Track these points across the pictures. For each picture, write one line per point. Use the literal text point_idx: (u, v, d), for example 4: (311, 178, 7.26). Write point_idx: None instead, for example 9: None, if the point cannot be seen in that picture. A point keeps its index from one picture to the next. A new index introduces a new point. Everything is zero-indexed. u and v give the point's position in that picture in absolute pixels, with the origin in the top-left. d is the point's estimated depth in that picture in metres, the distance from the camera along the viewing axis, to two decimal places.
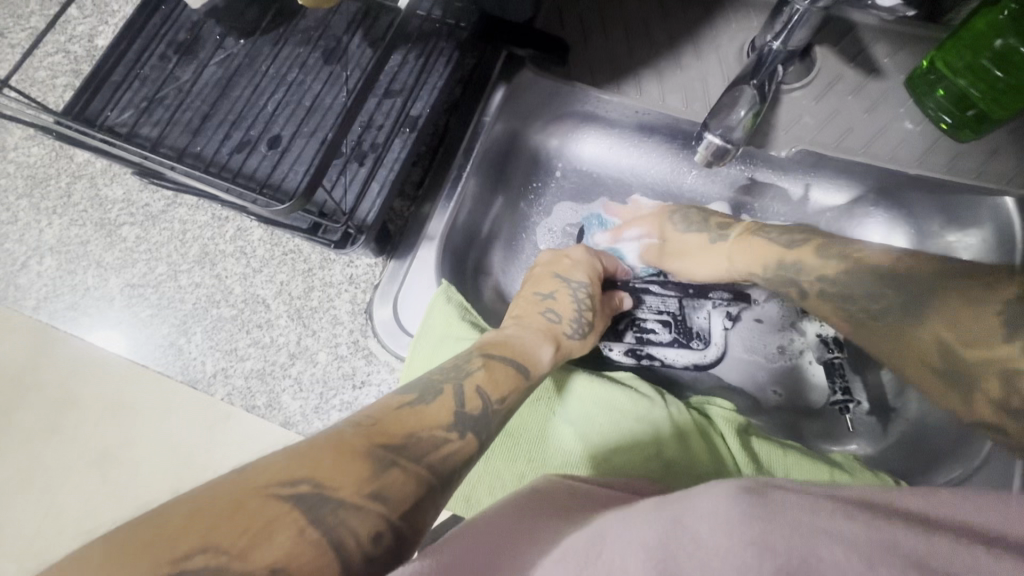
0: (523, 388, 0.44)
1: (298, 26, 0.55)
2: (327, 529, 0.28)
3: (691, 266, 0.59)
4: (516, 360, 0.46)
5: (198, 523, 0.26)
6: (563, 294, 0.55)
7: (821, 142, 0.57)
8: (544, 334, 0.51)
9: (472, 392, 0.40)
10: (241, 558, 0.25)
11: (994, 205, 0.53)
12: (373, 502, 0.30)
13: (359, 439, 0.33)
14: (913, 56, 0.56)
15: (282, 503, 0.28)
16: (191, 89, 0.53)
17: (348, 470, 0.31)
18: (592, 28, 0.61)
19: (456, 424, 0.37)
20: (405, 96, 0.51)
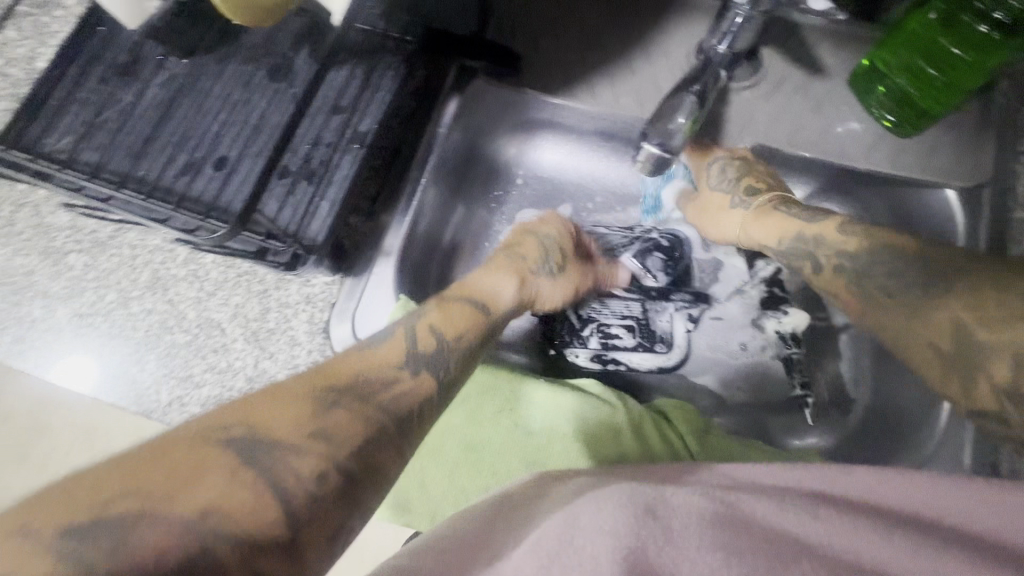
0: (479, 323, 0.48)
1: (243, 43, 0.54)
2: (248, 463, 0.31)
3: (715, 214, 0.61)
4: (476, 300, 0.51)
5: (114, 482, 0.28)
6: (533, 242, 0.58)
7: (772, 140, 0.58)
8: (508, 271, 0.55)
9: (425, 331, 0.44)
10: (159, 507, 0.28)
11: (938, 197, 0.55)
12: (309, 442, 0.33)
13: (266, 403, 0.35)
14: (855, 54, 0.57)
15: (197, 453, 0.31)
16: (134, 111, 0.52)
17: (272, 412, 0.35)
18: (543, 36, 0.61)
19: (407, 363, 0.41)
20: (352, 113, 0.51)
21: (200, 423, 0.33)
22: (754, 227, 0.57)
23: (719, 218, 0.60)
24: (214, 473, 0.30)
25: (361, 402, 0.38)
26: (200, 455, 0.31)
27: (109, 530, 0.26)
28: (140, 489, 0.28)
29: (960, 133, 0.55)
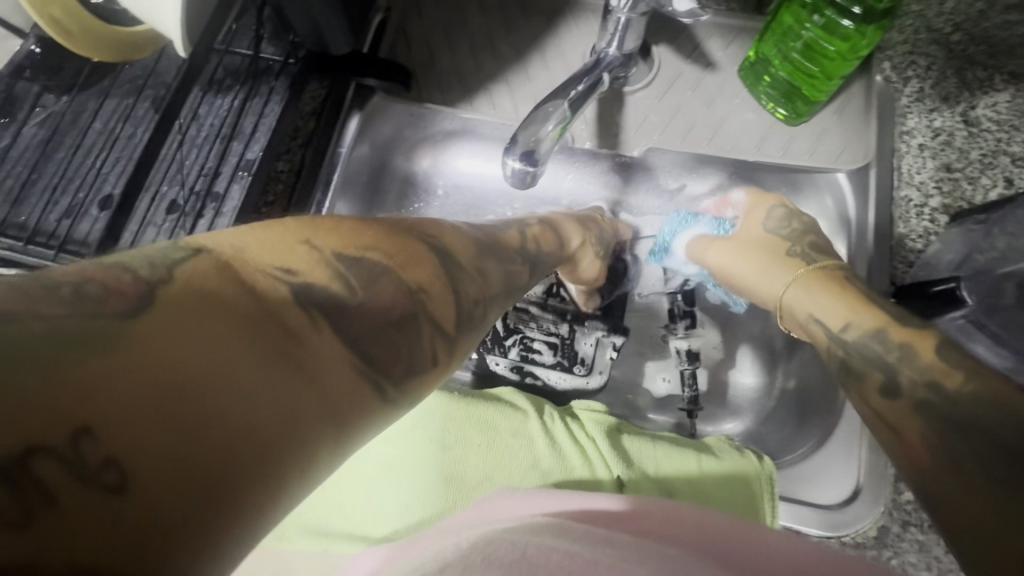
0: (556, 256, 0.51)
1: (123, 75, 0.53)
2: (315, 302, 0.26)
3: (756, 261, 0.53)
4: (563, 232, 0.53)
5: (184, 300, 0.22)
6: (585, 215, 0.58)
7: (667, 139, 0.59)
8: (574, 226, 0.55)
9: (531, 236, 0.49)
10: (213, 337, 0.21)
11: (832, 181, 0.57)
12: (365, 309, 0.28)
13: (334, 242, 0.30)
14: (743, 47, 0.59)
15: (256, 290, 0.25)
16: (10, 154, 0.50)
17: (342, 236, 0.30)
18: (440, 50, 0.61)
19: (469, 234, 0.40)
20: (237, 140, 0.50)
21: (277, 241, 0.28)
22: (808, 283, 0.47)
23: (756, 244, 0.54)
24: (283, 308, 0.25)
25: (446, 260, 0.35)
26: (291, 255, 0.28)
27: (159, 321, 0.21)
28: (206, 307, 0.22)
29: (847, 117, 0.58)
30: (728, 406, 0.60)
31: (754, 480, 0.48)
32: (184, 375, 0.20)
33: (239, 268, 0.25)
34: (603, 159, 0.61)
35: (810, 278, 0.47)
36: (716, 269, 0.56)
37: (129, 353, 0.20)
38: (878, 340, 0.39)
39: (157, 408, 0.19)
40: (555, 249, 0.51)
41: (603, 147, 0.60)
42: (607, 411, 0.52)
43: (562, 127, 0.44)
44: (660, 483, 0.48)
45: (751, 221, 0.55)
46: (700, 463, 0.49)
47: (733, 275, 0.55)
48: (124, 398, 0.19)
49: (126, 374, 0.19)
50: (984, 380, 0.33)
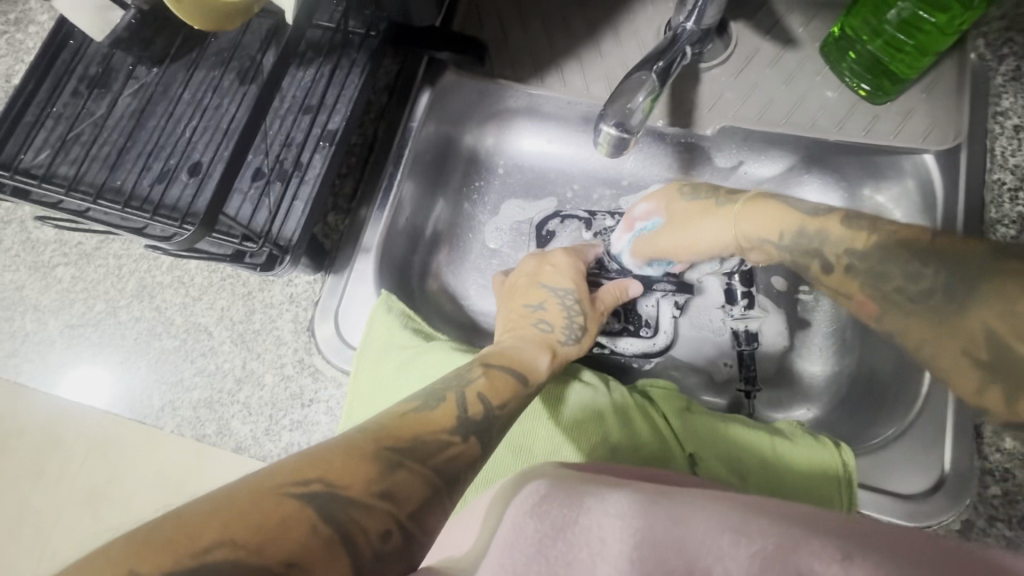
0: (523, 395, 0.43)
1: (211, 48, 0.54)
2: (338, 534, 0.28)
3: (691, 226, 0.56)
4: (514, 369, 0.46)
5: (234, 514, 0.27)
6: (552, 304, 0.55)
7: (744, 117, 0.57)
8: (538, 344, 0.51)
9: (474, 398, 0.40)
10: (257, 552, 0.26)
11: (915, 162, 0.54)
12: (380, 501, 0.30)
13: (366, 440, 0.33)
14: (825, 23, 0.57)
15: (297, 501, 0.28)
16: (107, 123, 0.52)
17: (361, 468, 0.31)
18: (512, 26, 0.61)
19: (460, 427, 0.37)
20: (320, 111, 0.51)
21: (332, 459, 0.31)
22: (749, 213, 0.54)
23: (706, 227, 0.56)
24: (251, 557, 0.26)
25: (418, 445, 0.34)
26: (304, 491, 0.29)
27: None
28: (259, 519, 0.27)
29: (938, 96, 0.55)
30: (794, 393, 0.59)
31: (830, 466, 0.46)
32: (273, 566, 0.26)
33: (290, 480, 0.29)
34: (643, 142, 0.62)
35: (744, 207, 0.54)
36: (678, 251, 0.58)
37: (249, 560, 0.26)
38: (806, 236, 0.52)
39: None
40: (506, 395, 0.42)
41: (673, 129, 0.59)
42: (676, 389, 0.52)
43: (652, 98, 0.44)
44: (732, 463, 0.47)
45: (671, 199, 0.58)
46: (775, 445, 0.48)
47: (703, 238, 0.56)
48: None
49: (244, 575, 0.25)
50: (880, 230, 0.49)
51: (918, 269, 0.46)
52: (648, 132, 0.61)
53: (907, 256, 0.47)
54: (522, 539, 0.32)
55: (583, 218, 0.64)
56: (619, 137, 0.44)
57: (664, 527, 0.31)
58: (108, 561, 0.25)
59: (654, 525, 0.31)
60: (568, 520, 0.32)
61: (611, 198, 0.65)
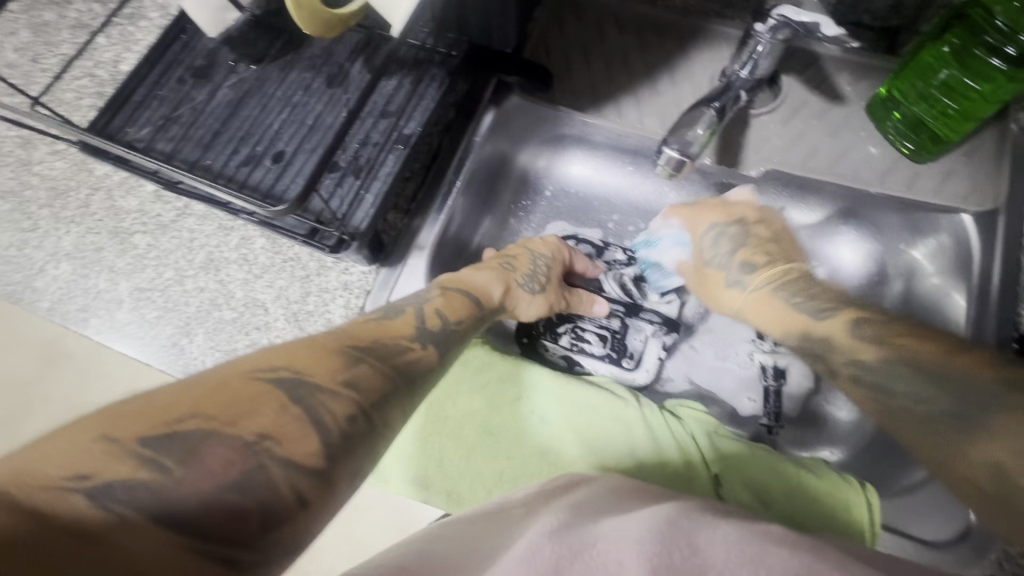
0: (473, 314, 0.50)
1: (305, 53, 0.60)
2: (305, 413, 0.32)
3: (713, 288, 0.59)
4: (473, 295, 0.52)
5: (205, 392, 0.31)
6: (524, 257, 0.59)
7: (787, 162, 0.60)
8: (496, 276, 0.55)
9: (431, 312, 0.46)
10: (230, 425, 0.30)
11: (953, 222, 0.57)
12: (346, 390, 0.34)
13: (334, 341, 0.37)
14: (872, 85, 0.61)
15: (265, 383, 0.32)
16: (205, 109, 0.58)
17: (328, 362, 0.35)
18: (575, 60, 0.66)
19: (419, 337, 0.42)
20: (398, 117, 0.56)
21: (297, 352, 0.35)
22: (762, 301, 0.53)
23: (721, 291, 0.58)
24: (216, 430, 0.29)
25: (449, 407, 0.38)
26: (263, 400, 0.31)
27: (171, 467, 0.28)
28: (207, 397, 0.30)
29: (978, 161, 0.57)
30: (819, 433, 0.60)
31: (850, 501, 0.47)
32: (237, 442, 0.29)
33: (239, 376, 0.32)
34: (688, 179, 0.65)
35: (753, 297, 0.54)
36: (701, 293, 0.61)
37: (217, 434, 0.29)
38: (812, 340, 0.48)
39: (193, 487, 0.28)
40: (462, 313, 0.49)
41: (721, 167, 0.62)
42: (706, 410, 0.53)
43: (710, 131, 0.48)
44: (755, 489, 0.49)
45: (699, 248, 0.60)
46: (799, 476, 0.49)
47: (712, 297, 0.59)
48: (211, 460, 0.28)
49: (213, 444, 0.29)
50: (886, 339, 0.44)
51: (927, 391, 0.40)
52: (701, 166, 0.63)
53: (914, 372, 0.41)
54: (540, 553, 0.32)
55: (595, 245, 0.68)
56: (679, 160, 0.48)
57: (681, 560, 0.31)
58: (87, 429, 0.28)
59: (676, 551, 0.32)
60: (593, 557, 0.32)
61: (648, 229, 0.69)
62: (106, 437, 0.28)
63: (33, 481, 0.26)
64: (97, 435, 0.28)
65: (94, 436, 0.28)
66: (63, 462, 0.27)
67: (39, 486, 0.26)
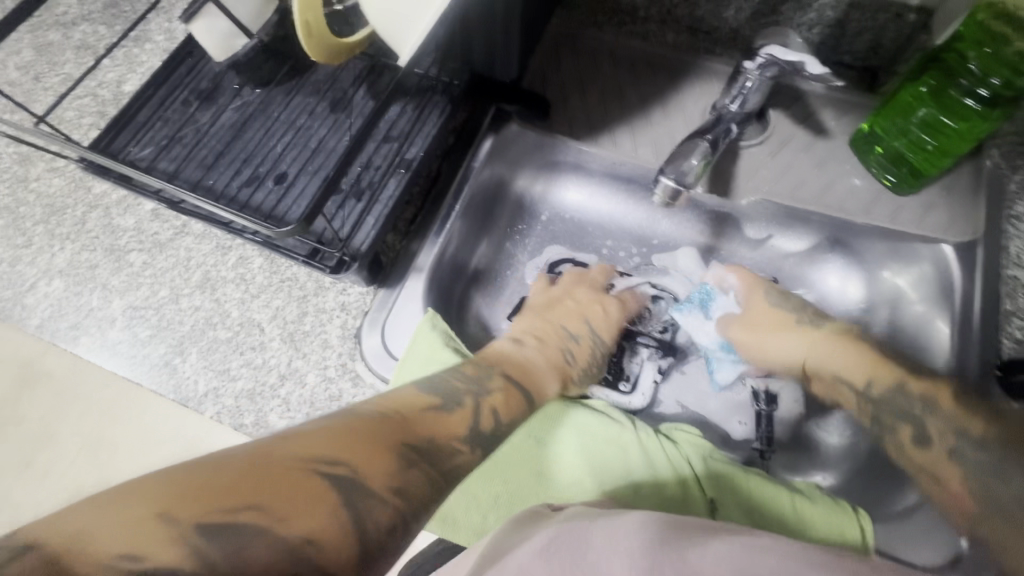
0: (528, 409, 0.50)
1: (309, 79, 0.62)
2: (353, 518, 0.34)
3: (765, 337, 0.62)
4: (529, 391, 0.53)
5: (269, 480, 0.33)
6: (586, 341, 0.62)
7: (776, 192, 0.63)
8: (554, 370, 0.57)
9: (489, 412, 0.47)
10: (283, 522, 0.32)
11: (934, 251, 0.59)
12: (392, 496, 0.36)
13: (391, 436, 0.39)
14: (854, 121, 0.64)
15: (323, 481, 0.34)
16: (208, 130, 0.59)
17: (383, 464, 0.37)
18: (572, 92, 0.69)
19: (471, 439, 0.44)
20: (401, 142, 0.58)
21: (358, 445, 0.37)
22: (828, 341, 0.59)
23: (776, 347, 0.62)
24: (273, 527, 0.31)
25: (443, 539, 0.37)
26: (312, 497, 0.33)
27: (218, 558, 0.29)
28: (272, 485, 0.32)
29: (956, 193, 0.60)
30: (810, 458, 0.61)
31: (845, 526, 0.48)
32: (285, 545, 0.31)
33: (305, 468, 0.34)
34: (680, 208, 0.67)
35: (746, 327, 0.63)
36: (756, 356, 0.63)
37: (268, 534, 0.31)
38: (905, 398, 0.53)
39: None
40: (518, 412, 0.49)
41: (711, 195, 0.64)
42: (700, 434, 0.53)
43: (705, 162, 0.50)
44: (751, 515, 0.49)
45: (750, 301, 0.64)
46: (794, 502, 0.49)
47: (755, 350, 0.63)
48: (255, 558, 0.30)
49: (264, 545, 0.31)
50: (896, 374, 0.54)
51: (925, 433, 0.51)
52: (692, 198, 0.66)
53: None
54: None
55: (592, 269, 0.69)
56: (675, 189, 0.49)
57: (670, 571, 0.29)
58: (148, 503, 0.30)
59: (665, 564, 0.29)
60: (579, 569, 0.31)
61: (642, 255, 0.70)
62: (164, 515, 0.29)
63: (87, 555, 0.27)
64: (158, 512, 0.29)
65: (152, 513, 0.29)
66: (125, 536, 0.28)
67: (94, 558, 0.27)
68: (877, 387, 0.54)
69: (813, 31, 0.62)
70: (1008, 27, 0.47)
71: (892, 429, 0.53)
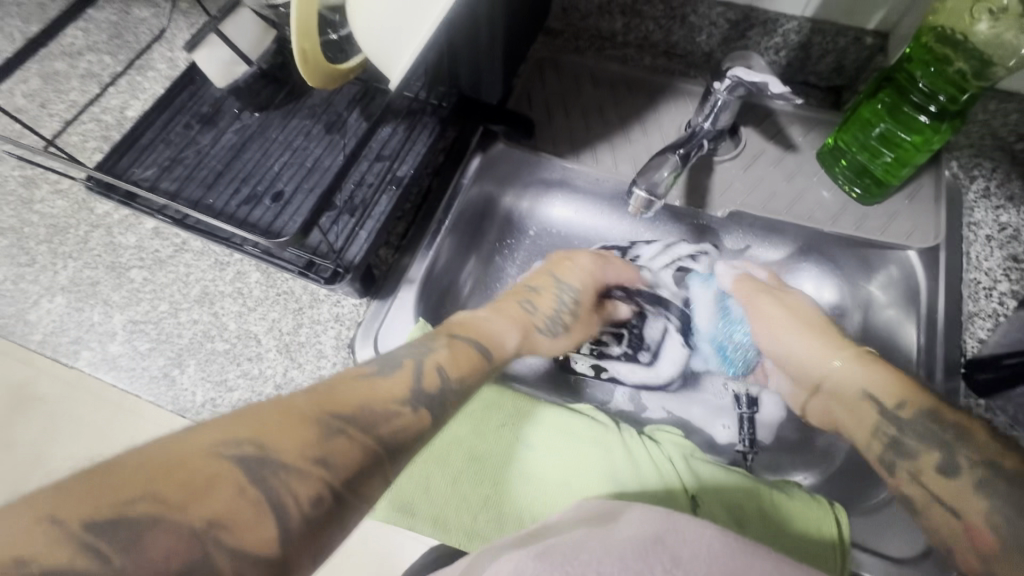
0: (483, 364, 0.50)
1: (306, 103, 0.65)
2: (266, 496, 0.31)
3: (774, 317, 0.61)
4: (481, 343, 0.52)
5: (154, 471, 0.29)
6: (550, 294, 0.61)
7: (749, 204, 0.66)
8: (516, 323, 0.57)
9: (431, 369, 0.45)
10: (179, 508, 0.29)
11: (901, 258, 0.62)
12: (315, 467, 0.34)
13: (312, 407, 0.37)
14: (821, 136, 0.68)
15: (225, 461, 0.31)
16: (209, 152, 0.62)
17: (305, 435, 0.35)
18: (556, 112, 0.73)
19: (411, 399, 0.42)
20: (393, 160, 0.61)
21: (269, 424, 0.34)
22: (857, 362, 0.54)
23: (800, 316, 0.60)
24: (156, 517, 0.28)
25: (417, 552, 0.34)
26: (218, 489, 0.30)
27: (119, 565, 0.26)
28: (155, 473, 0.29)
29: (918, 203, 0.63)
30: (791, 459, 0.63)
31: (821, 520, 0.50)
32: (186, 543, 0.28)
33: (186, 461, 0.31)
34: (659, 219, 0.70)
35: (784, 318, 0.60)
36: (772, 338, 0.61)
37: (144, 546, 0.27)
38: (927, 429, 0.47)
39: None
40: (471, 367, 0.49)
41: (688, 207, 0.68)
42: (683, 436, 0.56)
43: (675, 174, 0.53)
44: (732, 511, 0.51)
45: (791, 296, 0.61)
46: (771, 497, 0.51)
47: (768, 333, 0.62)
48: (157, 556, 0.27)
49: (165, 541, 0.28)
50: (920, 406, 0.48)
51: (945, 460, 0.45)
52: (665, 209, 0.69)
53: None
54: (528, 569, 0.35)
55: (621, 245, 0.70)
56: (648, 199, 0.53)
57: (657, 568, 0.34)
58: (29, 512, 0.27)
59: (651, 568, 0.35)
60: (573, 566, 0.35)
61: None
62: (50, 519, 0.27)
63: None
64: (41, 518, 0.27)
65: (26, 522, 0.26)
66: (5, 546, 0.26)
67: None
68: (909, 409, 0.48)
69: (779, 54, 0.66)
70: (950, 49, 0.52)
71: (925, 489, 0.46)
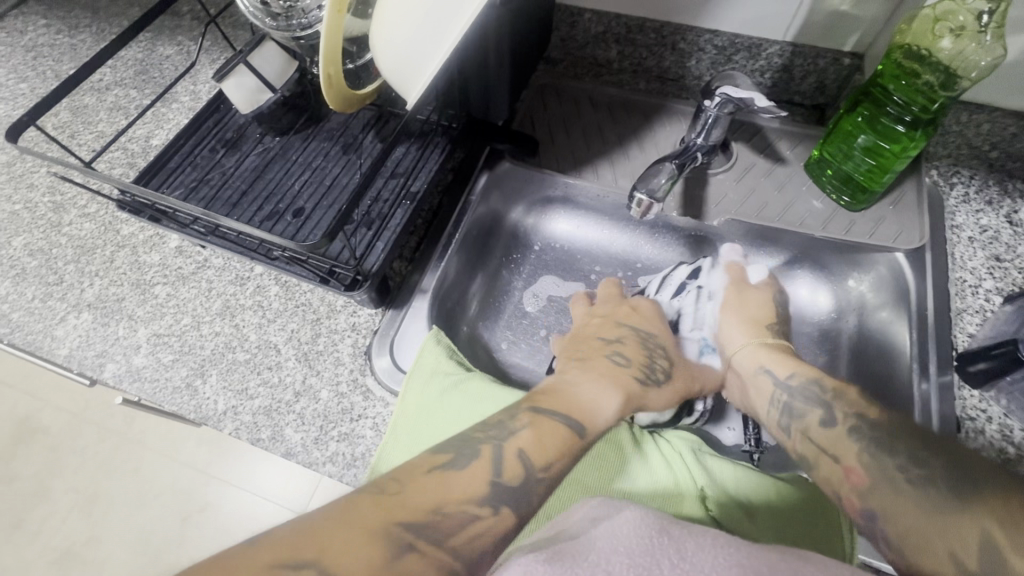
0: (576, 444, 0.47)
1: (323, 127, 0.69)
2: None
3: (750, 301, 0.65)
4: (578, 418, 0.49)
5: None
6: (631, 347, 0.60)
7: (744, 213, 0.70)
8: (615, 385, 0.55)
9: (517, 461, 0.43)
10: None
11: (890, 259, 0.65)
12: None
13: (380, 518, 0.36)
14: (808, 149, 0.72)
15: None
16: (233, 173, 0.66)
17: (372, 554, 0.34)
18: (558, 132, 0.77)
19: (490, 500, 0.41)
20: (407, 177, 0.65)
21: (326, 529, 0.34)
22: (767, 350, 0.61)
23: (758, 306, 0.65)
24: None
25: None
26: None
27: None
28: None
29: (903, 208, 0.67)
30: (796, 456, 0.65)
31: (826, 511, 0.51)
32: None
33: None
34: (654, 232, 0.74)
35: (730, 302, 0.66)
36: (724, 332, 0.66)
37: None
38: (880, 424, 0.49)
39: None
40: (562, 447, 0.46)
41: (686, 219, 0.72)
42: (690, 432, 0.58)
43: (671, 181, 0.57)
44: (741, 505, 0.52)
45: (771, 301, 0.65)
46: (778, 490, 0.52)
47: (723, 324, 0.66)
48: None
49: None
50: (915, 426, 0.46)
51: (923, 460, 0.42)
52: (660, 219, 0.73)
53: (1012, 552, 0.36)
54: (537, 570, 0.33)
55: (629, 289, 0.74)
56: (647, 202, 0.56)
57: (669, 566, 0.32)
58: None
59: (660, 562, 0.33)
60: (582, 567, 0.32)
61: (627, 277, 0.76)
62: None
63: None
64: None
65: None
66: None
67: None
68: (798, 379, 0.55)
69: (765, 76, 0.71)
70: (916, 64, 0.57)
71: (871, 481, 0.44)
